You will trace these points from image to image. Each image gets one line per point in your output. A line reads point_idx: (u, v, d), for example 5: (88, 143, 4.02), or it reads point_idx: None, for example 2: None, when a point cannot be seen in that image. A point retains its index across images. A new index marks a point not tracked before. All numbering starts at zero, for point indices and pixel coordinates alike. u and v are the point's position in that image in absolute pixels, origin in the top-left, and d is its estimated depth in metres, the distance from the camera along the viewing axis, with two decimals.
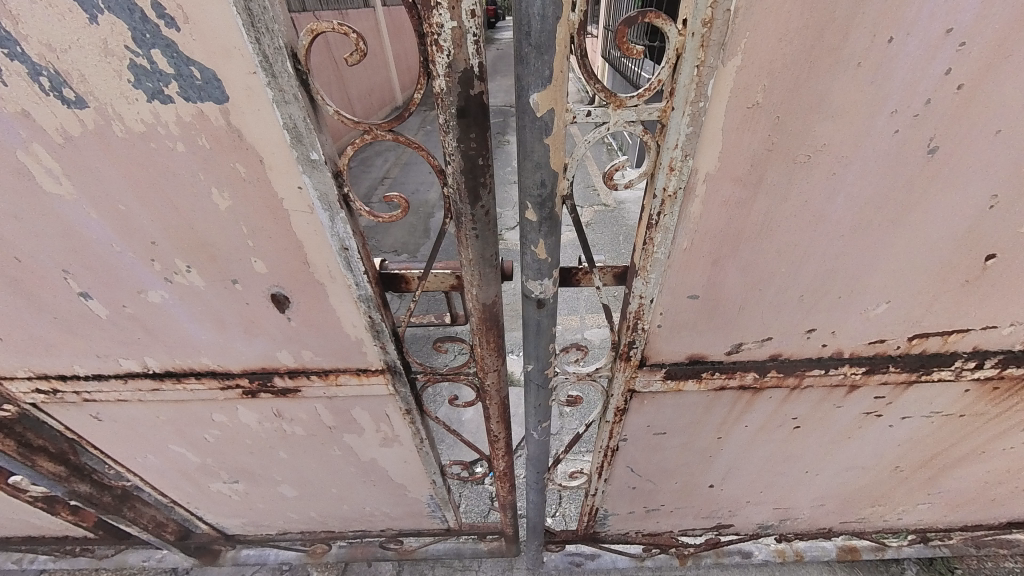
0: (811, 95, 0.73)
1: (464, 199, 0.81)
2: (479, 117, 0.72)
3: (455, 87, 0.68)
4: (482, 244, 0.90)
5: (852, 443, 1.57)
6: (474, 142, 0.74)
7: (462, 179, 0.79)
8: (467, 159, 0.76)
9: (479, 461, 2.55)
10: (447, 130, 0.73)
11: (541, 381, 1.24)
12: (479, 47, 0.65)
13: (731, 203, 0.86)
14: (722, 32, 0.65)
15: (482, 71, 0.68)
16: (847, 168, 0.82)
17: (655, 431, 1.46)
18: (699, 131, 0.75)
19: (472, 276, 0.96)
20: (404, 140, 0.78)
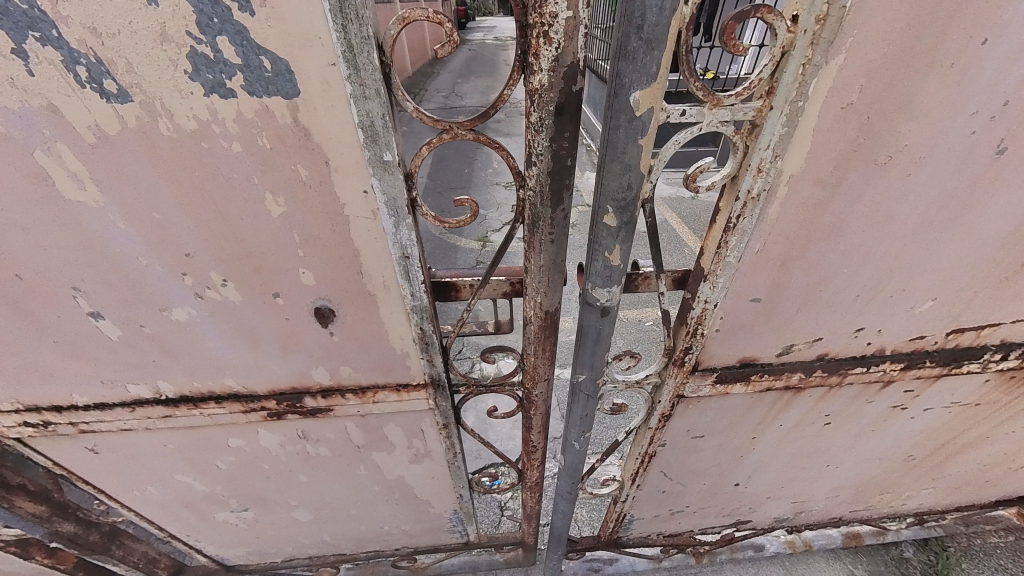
0: (901, 97, 0.73)
1: (546, 202, 0.76)
2: (575, 116, 0.68)
3: (558, 83, 0.63)
4: (556, 250, 0.84)
5: (875, 436, 1.61)
6: (567, 142, 0.69)
7: (548, 181, 0.74)
8: (557, 159, 0.71)
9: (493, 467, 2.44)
10: (540, 128, 0.68)
11: (590, 390, 1.20)
12: (587, 40, 0.61)
13: (809, 204, 0.85)
14: (832, 30, 0.64)
15: (585, 66, 0.63)
16: (922, 170, 0.83)
17: (694, 434, 1.45)
18: (793, 131, 0.74)
19: (539, 284, 0.90)
20: (485, 140, 0.72)
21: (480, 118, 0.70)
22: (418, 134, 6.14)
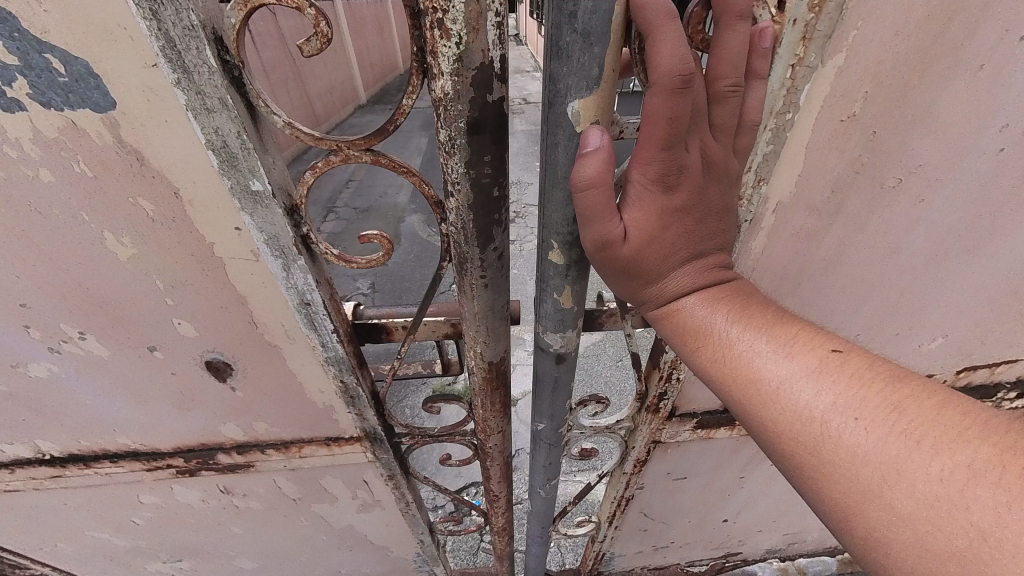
0: (915, 107, 0.57)
1: (472, 240, 0.60)
2: (499, 134, 0.51)
3: (467, 91, 0.47)
4: (492, 295, 0.68)
5: None
6: (490, 167, 0.53)
7: (470, 216, 0.57)
8: (479, 189, 0.55)
9: (468, 487, 2.13)
10: (451, 150, 0.51)
11: (553, 440, 1.04)
12: (502, 33, 0.45)
13: (802, 235, 0.69)
14: (832, 21, 0.48)
15: (504, 69, 0.47)
16: (937, 194, 0.68)
17: (675, 476, 1.30)
18: (780, 149, 0.58)
19: (476, 333, 0.74)
20: (387, 163, 0.55)
21: (376, 136, 0.53)
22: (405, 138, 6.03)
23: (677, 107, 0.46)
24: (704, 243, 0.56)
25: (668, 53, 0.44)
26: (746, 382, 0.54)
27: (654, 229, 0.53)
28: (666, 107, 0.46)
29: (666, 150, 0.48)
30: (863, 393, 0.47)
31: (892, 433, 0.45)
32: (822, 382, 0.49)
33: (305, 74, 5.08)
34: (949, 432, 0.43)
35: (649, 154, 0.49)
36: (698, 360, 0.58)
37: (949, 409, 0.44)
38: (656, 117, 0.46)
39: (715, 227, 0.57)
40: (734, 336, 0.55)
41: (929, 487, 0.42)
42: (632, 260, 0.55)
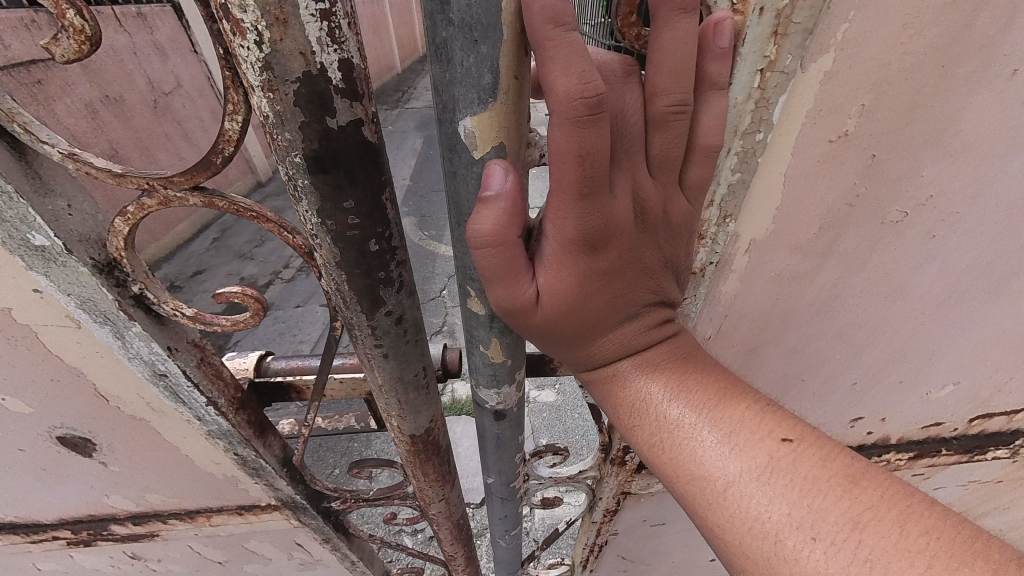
0: (930, 124, 0.44)
1: (353, 305, 0.46)
2: (361, 170, 0.37)
3: (295, 113, 0.33)
4: (398, 365, 0.54)
5: None
6: (359, 213, 0.39)
7: (344, 275, 0.43)
8: (347, 242, 0.41)
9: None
10: (297, 194, 0.37)
11: (503, 497, 0.89)
12: (330, 25, 0.30)
13: (785, 279, 0.56)
14: (814, 7, 0.34)
15: (351, 80, 0.33)
16: (953, 231, 0.54)
17: (652, 523, 1.16)
18: (750, 179, 0.44)
19: (388, 405, 0.60)
20: (225, 206, 0.39)
21: (199, 171, 0.37)
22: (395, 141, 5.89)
23: (586, 143, 0.33)
24: (638, 303, 0.45)
25: (565, 66, 0.30)
26: (688, 478, 0.45)
27: (575, 295, 0.41)
28: (571, 143, 0.33)
29: (584, 200, 0.36)
30: (821, 506, 0.39)
31: (853, 561, 0.37)
32: (774, 487, 0.41)
33: None
34: (917, 563, 0.35)
35: (558, 205, 0.36)
36: (636, 443, 0.48)
37: (914, 528, 0.37)
38: (563, 156, 0.33)
39: (649, 284, 0.45)
40: (674, 421, 0.46)
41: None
42: (548, 329, 0.44)
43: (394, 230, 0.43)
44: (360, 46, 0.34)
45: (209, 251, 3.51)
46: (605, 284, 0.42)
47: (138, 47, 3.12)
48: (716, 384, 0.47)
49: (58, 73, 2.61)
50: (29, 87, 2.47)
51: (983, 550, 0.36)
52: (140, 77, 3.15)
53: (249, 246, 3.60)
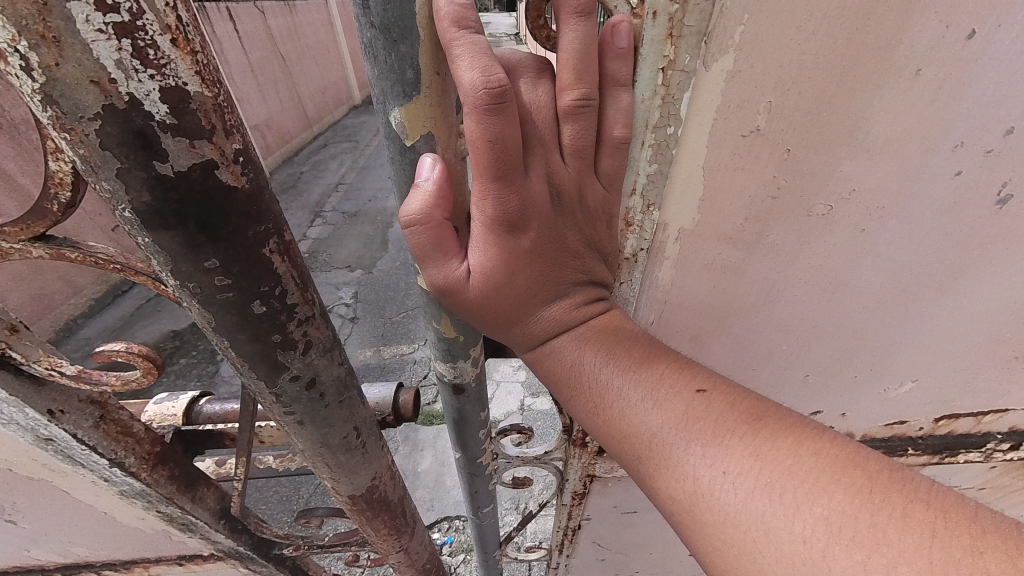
0: (841, 122, 0.47)
1: (252, 372, 0.49)
2: (222, 227, 0.38)
3: (124, 162, 0.32)
4: (317, 428, 0.58)
5: None
6: (228, 276, 0.40)
7: (232, 342, 0.46)
8: (226, 307, 0.42)
9: (439, 522, 1.87)
10: (157, 259, 0.38)
11: (471, 474, 0.94)
12: (139, 63, 0.30)
13: (717, 268, 0.59)
14: (705, 14, 0.39)
15: (184, 115, 0.32)
16: (883, 226, 0.57)
17: (623, 510, 1.19)
18: (668, 171, 0.48)
19: (319, 465, 0.64)
20: (78, 257, 0.43)
21: (35, 221, 0.41)
22: None
23: (495, 129, 0.37)
24: (564, 279, 0.49)
25: (471, 64, 0.36)
26: (622, 436, 0.49)
27: (503, 272, 0.46)
28: (482, 130, 0.38)
29: (499, 182, 0.40)
30: (725, 443, 0.44)
31: (754, 486, 0.41)
32: (690, 433, 0.45)
33: (293, 73, 5.34)
34: (806, 478, 0.40)
35: (476, 187, 0.41)
36: (579, 411, 0.53)
37: (803, 450, 0.41)
38: (478, 142, 0.38)
39: (574, 262, 0.49)
40: (607, 385, 0.51)
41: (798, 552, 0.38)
42: (485, 305, 0.48)
43: (277, 287, 0.44)
44: (202, 65, 0.33)
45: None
46: (526, 263, 0.46)
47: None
48: (642, 347, 0.52)
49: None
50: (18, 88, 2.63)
51: (856, 458, 0.41)
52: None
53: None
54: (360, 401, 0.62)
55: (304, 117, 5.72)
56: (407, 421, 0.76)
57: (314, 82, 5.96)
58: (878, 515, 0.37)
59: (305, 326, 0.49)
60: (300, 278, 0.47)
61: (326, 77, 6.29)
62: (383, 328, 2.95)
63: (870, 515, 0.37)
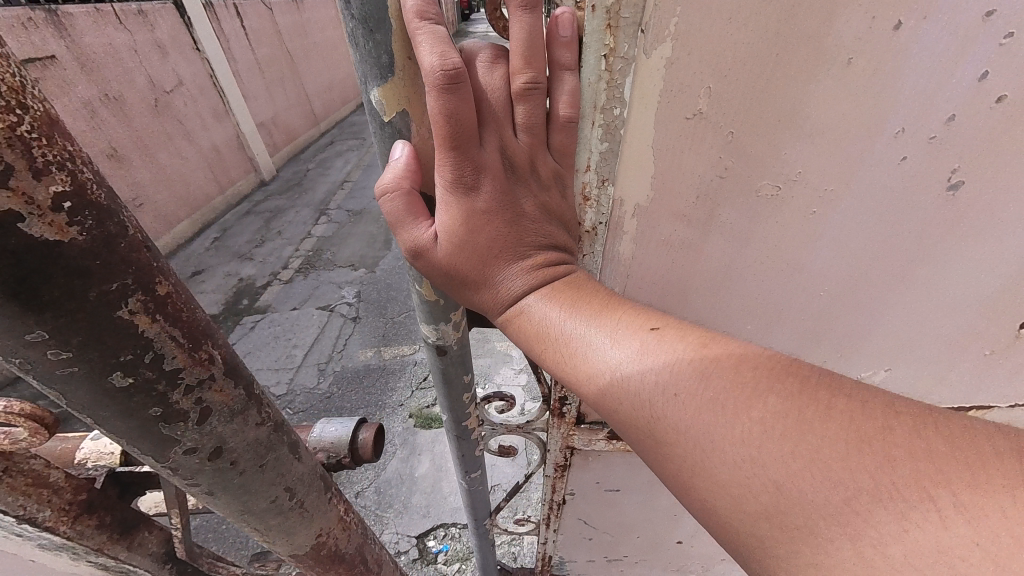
0: (780, 107, 0.51)
1: (147, 447, 0.49)
2: (49, 296, 0.37)
3: None
4: (241, 495, 0.58)
5: None
6: (67, 348, 0.39)
7: (115, 420, 0.46)
8: (88, 384, 0.42)
9: (434, 529, 1.90)
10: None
11: (460, 438, 1.02)
12: None
13: (674, 245, 0.64)
14: (639, 7, 0.44)
15: None
16: (834, 209, 0.60)
17: (607, 487, 1.23)
18: (618, 149, 0.54)
19: (253, 528, 0.63)
20: None
21: None
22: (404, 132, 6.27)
23: (451, 104, 0.44)
24: (525, 239, 0.53)
25: (430, 50, 0.43)
26: (586, 379, 0.51)
27: (464, 230, 0.51)
28: (440, 106, 0.44)
29: (455, 150, 0.47)
30: (675, 370, 0.47)
31: (703, 403, 0.44)
32: (644, 366, 0.48)
33: (295, 70, 5.62)
34: (746, 390, 0.44)
35: (438, 156, 0.48)
36: (546, 363, 0.54)
37: (743, 366, 0.45)
38: (438, 116, 0.45)
39: (538, 230, 0.54)
40: (569, 332, 0.52)
41: (767, 482, 0.41)
42: (451, 263, 0.53)
43: (145, 354, 0.43)
44: None
45: (209, 252, 3.83)
46: (484, 221, 0.51)
47: (140, 46, 3.65)
48: (599, 297, 0.55)
49: (56, 73, 3.04)
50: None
51: (788, 368, 0.45)
52: (142, 76, 3.64)
53: (250, 246, 3.91)
54: (290, 458, 0.63)
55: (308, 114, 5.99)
56: (366, 462, 0.80)
57: (318, 80, 6.19)
58: (805, 411, 0.41)
59: (198, 392, 0.49)
60: (189, 340, 0.47)
61: (330, 73, 6.51)
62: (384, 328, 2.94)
63: (800, 411, 0.42)
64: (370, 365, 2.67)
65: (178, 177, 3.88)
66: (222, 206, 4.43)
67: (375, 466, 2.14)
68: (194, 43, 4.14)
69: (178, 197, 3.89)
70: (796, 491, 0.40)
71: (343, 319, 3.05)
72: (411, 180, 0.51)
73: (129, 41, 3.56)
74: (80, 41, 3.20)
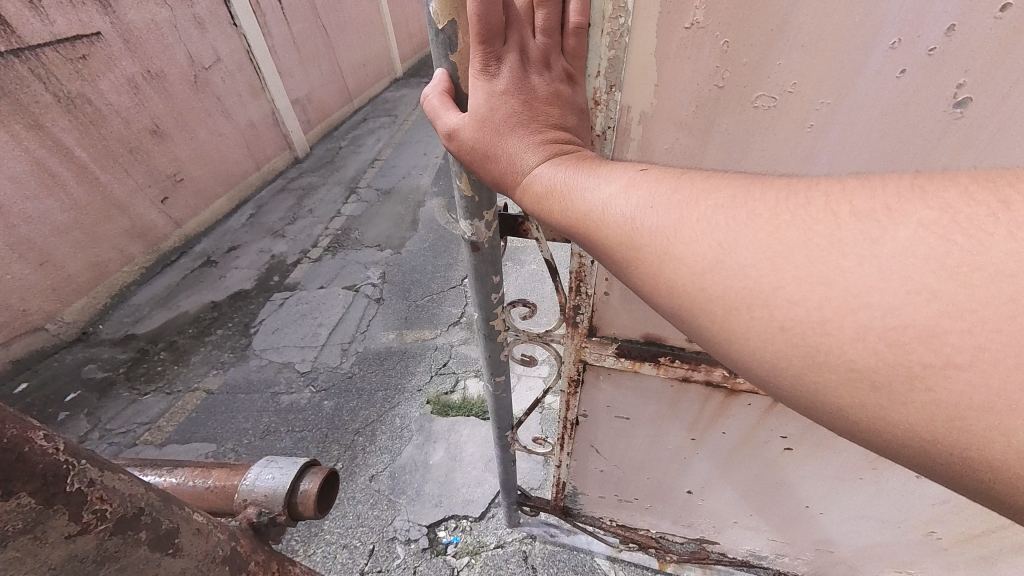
0: (770, 17, 0.57)
1: None
2: None
3: None
4: None
5: (862, 489, 1.20)
6: None
7: None
8: None
9: (445, 520, 1.96)
10: None
11: (486, 337, 1.11)
12: None
13: (677, 153, 0.73)
14: None
15: None
16: (832, 122, 0.65)
17: (617, 414, 1.26)
18: (624, 56, 0.64)
19: None
20: None
21: None
22: None
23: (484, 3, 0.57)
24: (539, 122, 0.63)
25: None
26: (581, 215, 0.58)
27: (487, 110, 0.63)
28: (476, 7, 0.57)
29: (485, 44, 0.60)
30: (649, 187, 0.54)
31: (667, 206, 0.51)
32: (623, 189, 0.55)
33: (335, 45, 5.92)
34: (703, 193, 0.50)
35: (473, 50, 0.61)
36: (553, 214, 0.62)
37: (702, 181, 0.52)
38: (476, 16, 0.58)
39: (551, 113, 0.64)
40: (568, 179, 0.61)
41: (711, 245, 0.47)
42: (479, 134, 0.64)
43: None
44: None
45: (245, 227, 4.19)
46: (503, 102, 0.63)
47: (180, 22, 3.80)
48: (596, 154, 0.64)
49: (102, 49, 3.22)
50: (75, 62, 3.06)
51: (741, 179, 0.51)
52: (181, 52, 3.81)
53: (284, 223, 4.25)
54: (151, 559, 0.50)
55: (348, 92, 6.36)
56: (306, 518, 0.79)
57: (354, 56, 6.44)
58: (751, 195, 0.48)
59: None
60: None
61: (365, 48, 6.74)
62: (406, 311, 3.19)
63: (747, 196, 0.48)
64: (393, 348, 2.91)
65: (214, 151, 4.15)
66: (258, 183, 4.70)
67: (391, 451, 2.29)
68: (232, 19, 4.30)
69: (214, 173, 4.16)
70: (738, 249, 0.46)
71: (367, 299, 3.33)
72: (452, 84, 0.70)
73: (170, 17, 3.72)
74: (124, 20, 3.36)
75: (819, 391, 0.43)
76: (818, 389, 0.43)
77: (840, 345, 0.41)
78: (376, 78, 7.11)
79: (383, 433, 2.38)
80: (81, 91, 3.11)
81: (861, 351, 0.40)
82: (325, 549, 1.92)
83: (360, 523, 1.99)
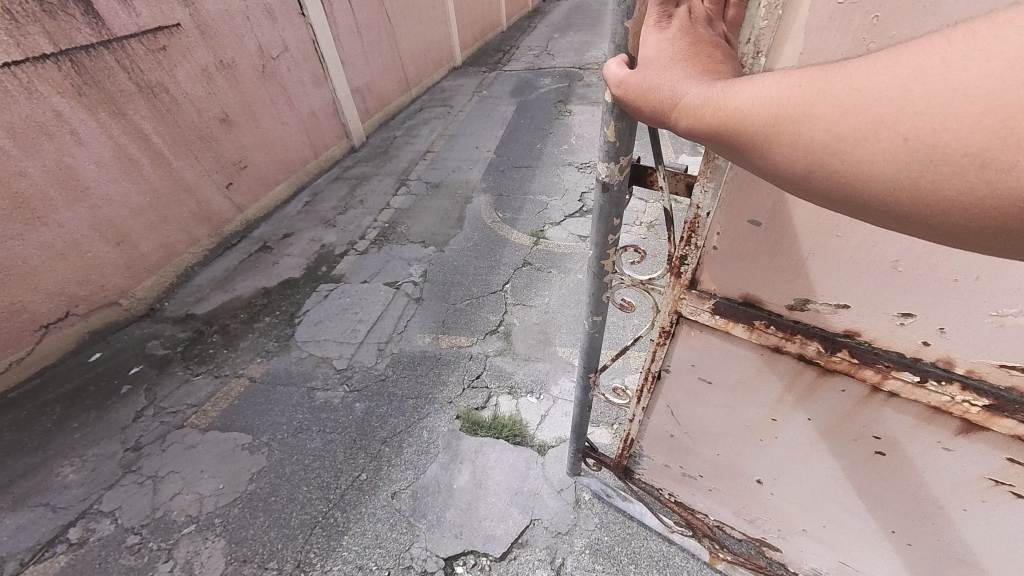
0: None
1: None
2: None
3: None
4: None
5: (963, 525, 0.97)
6: None
7: None
8: None
9: (464, 555, 1.92)
10: None
11: (592, 276, 1.10)
12: None
13: None
14: None
15: None
16: None
17: (702, 375, 1.19)
18: (779, 29, 0.66)
19: None
20: None
21: None
22: (494, 101, 6.56)
23: None
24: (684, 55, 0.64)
25: None
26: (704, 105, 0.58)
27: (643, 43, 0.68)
28: None
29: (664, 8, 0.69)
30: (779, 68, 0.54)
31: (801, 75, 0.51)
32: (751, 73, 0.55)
33: (397, 34, 6.10)
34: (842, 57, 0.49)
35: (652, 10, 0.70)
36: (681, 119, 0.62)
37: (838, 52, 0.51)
38: None
39: (711, 53, 0.64)
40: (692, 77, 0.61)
41: (848, 90, 0.46)
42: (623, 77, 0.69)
43: None
44: None
45: (299, 215, 4.40)
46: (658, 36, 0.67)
47: (252, 12, 3.99)
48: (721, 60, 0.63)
49: (180, 40, 3.44)
50: (155, 52, 3.28)
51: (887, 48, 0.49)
52: (252, 42, 4.03)
53: (335, 213, 4.41)
54: None
55: (407, 81, 6.53)
56: None
57: (416, 44, 6.62)
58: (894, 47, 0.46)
59: None
60: None
61: (426, 36, 6.90)
62: (445, 313, 3.21)
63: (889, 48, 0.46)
64: (427, 352, 2.93)
65: (277, 138, 4.39)
66: (316, 170, 4.98)
67: (416, 467, 2.28)
68: (301, 9, 4.49)
69: (278, 161, 4.43)
70: (875, 90, 0.44)
71: (407, 298, 3.38)
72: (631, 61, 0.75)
73: (243, 8, 3.91)
74: (202, 12, 3.57)
75: (952, 194, 0.42)
76: (948, 193, 0.42)
77: (958, 138, 0.40)
78: (433, 65, 7.26)
79: (408, 446, 2.38)
80: (160, 81, 3.32)
81: (974, 136, 0.39)
82: (341, 567, 1.94)
83: (378, 543, 2.00)
